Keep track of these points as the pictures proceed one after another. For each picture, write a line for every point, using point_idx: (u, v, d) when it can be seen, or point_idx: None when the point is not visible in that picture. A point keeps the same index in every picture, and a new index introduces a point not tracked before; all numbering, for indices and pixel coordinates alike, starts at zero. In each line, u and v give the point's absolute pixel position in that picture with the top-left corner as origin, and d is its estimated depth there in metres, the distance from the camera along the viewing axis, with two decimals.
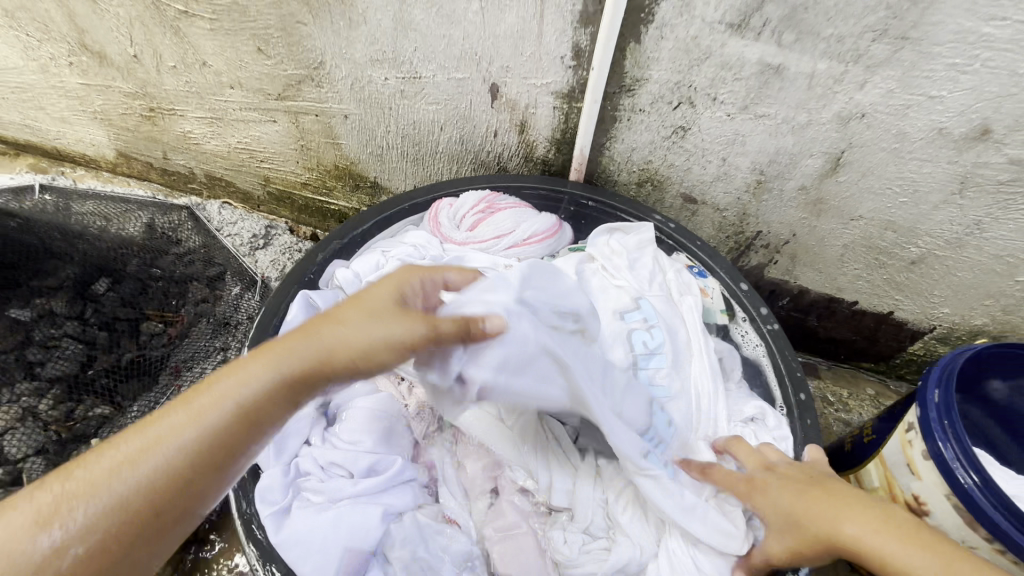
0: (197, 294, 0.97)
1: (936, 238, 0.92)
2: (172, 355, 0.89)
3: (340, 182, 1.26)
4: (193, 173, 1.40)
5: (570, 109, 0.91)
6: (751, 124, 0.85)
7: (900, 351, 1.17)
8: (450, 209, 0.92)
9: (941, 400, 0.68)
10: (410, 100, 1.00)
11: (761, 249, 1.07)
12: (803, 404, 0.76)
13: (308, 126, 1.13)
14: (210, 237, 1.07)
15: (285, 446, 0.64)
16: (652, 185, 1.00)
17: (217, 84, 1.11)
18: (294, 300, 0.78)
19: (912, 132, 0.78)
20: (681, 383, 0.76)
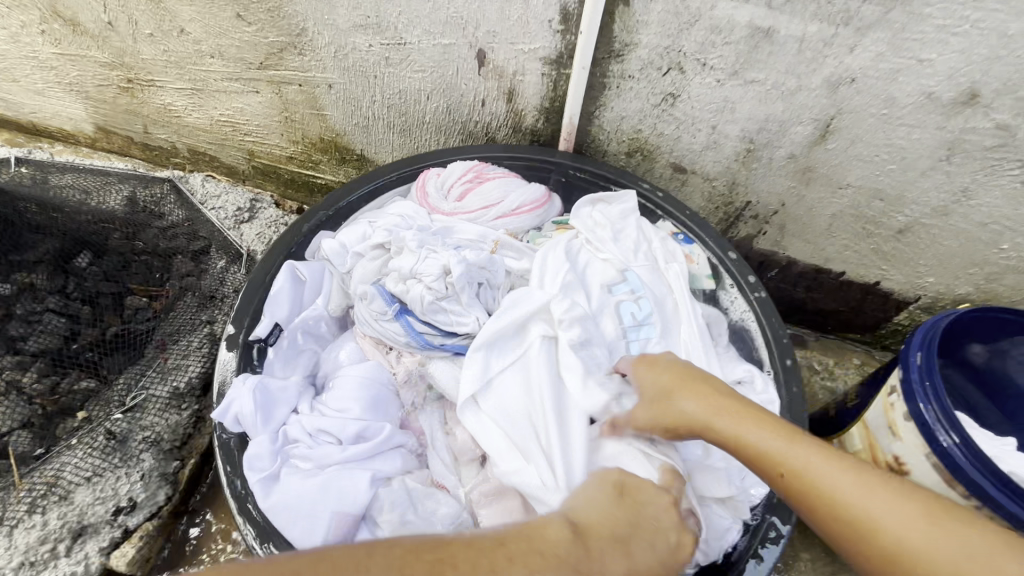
0: (182, 268, 0.95)
1: (923, 206, 0.93)
2: (158, 328, 0.88)
3: (326, 156, 1.24)
4: (176, 147, 1.37)
5: (559, 76, 0.90)
6: (741, 91, 0.84)
7: (885, 321, 1.19)
8: (438, 179, 0.91)
9: (923, 362, 0.69)
10: (395, 67, 0.98)
11: (750, 220, 1.07)
12: (789, 369, 0.78)
13: (292, 96, 1.10)
14: (194, 211, 1.05)
15: (272, 414, 0.64)
16: (642, 155, 1.00)
17: (196, 52, 1.08)
18: (280, 271, 0.76)
19: (901, 97, 0.78)
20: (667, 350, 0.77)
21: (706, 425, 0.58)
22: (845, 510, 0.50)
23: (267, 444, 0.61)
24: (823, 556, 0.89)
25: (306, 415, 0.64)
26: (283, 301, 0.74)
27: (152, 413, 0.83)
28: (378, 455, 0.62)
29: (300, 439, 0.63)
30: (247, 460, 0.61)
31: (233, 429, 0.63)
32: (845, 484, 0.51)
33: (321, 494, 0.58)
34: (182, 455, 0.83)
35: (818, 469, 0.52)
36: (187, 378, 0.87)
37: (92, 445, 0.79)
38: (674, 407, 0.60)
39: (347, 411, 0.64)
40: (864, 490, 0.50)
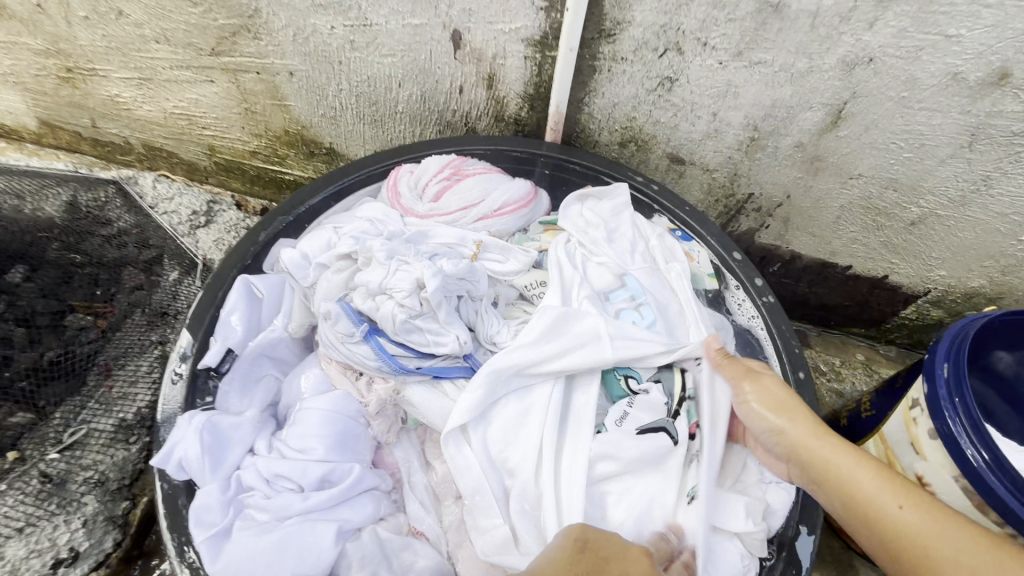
0: (132, 280, 0.86)
1: (940, 197, 0.86)
2: (102, 351, 0.79)
3: (293, 150, 1.14)
4: (129, 143, 1.25)
5: (544, 59, 0.80)
6: (746, 73, 0.76)
7: (892, 315, 1.13)
8: (411, 177, 0.82)
9: (950, 375, 0.62)
10: (362, 52, 0.88)
11: (752, 213, 0.99)
12: (802, 382, 0.71)
13: (250, 85, 1.00)
14: (144, 215, 0.94)
15: (222, 457, 0.56)
16: (636, 145, 0.91)
17: (140, 37, 0.96)
18: (233, 286, 0.68)
19: (923, 77, 0.70)
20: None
21: (783, 446, 0.58)
22: (915, 541, 0.48)
23: (217, 494, 0.53)
24: (835, 573, 0.84)
25: (262, 457, 0.56)
26: (236, 324, 0.65)
27: (95, 451, 0.72)
28: (345, 503, 0.55)
29: (255, 486, 0.55)
30: (193, 514, 0.53)
31: (178, 476, 0.55)
32: (911, 520, 0.49)
33: (279, 554, 0.50)
34: (134, 494, 0.72)
35: (884, 503, 0.51)
36: (135, 407, 0.77)
37: (23, 492, 0.68)
38: (750, 407, 0.60)
39: (310, 452, 0.56)
40: (933, 526, 0.48)
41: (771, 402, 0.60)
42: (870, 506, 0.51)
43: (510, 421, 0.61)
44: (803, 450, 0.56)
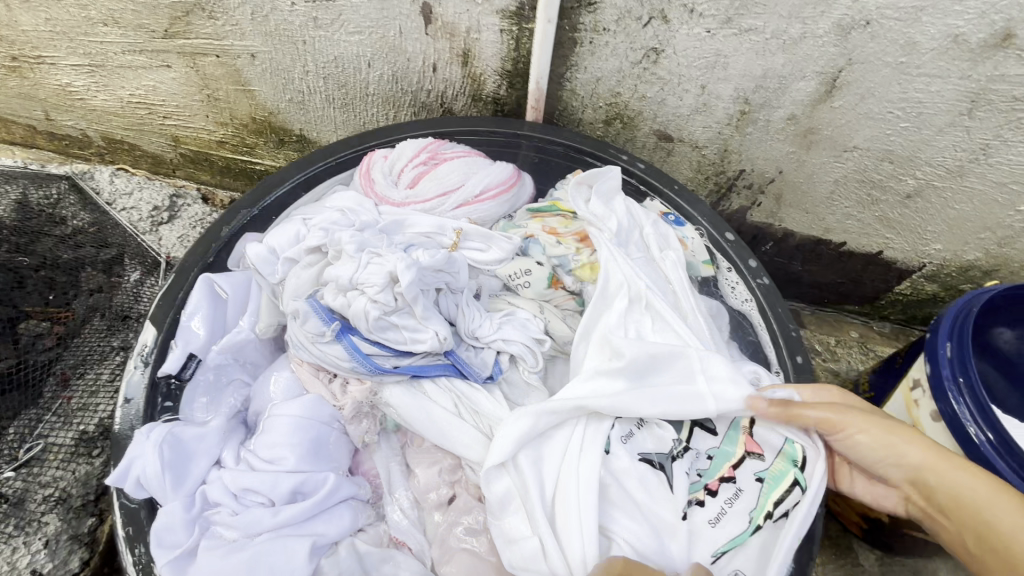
0: (91, 282, 0.80)
1: (937, 168, 0.82)
2: (58, 360, 0.74)
3: (262, 138, 1.08)
4: (88, 135, 1.18)
5: (521, 31, 0.75)
6: (736, 42, 0.71)
7: (886, 292, 1.11)
8: (385, 162, 0.77)
9: (955, 354, 0.60)
10: (326, 30, 0.82)
11: (744, 191, 0.95)
12: (800, 368, 0.67)
13: (210, 70, 0.94)
14: (100, 212, 0.88)
15: (185, 472, 0.52)
16: (621, 123, 0.87)
17: (86, 20, 0.90)
18: (196, 285, 0.63)
19: (922, 41, 0.66)
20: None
21: (899, 471, 0.51)
22: None
23: (179, 513, 0.49)
24: (834, 558, 0.82)
25: (229, 470, 0.52)
26: (198, 326, 0.61)
27: (53, 467, 0.68)
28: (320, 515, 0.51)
29: (221, 502, 0.51)
30: (155, 535, 0.49)
31: (137, 495, 0.51)
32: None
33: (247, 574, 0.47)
34: (100, 511, 0.68)
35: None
36: (98, 417, 0.72)
37: None
38: (850, 444, 0.53)
39: (280, 462, 0.52)
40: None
41: (873, 427, 0.53)
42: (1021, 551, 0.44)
43: (539, 448, 0.57)
44: (937, 489, 0.49)
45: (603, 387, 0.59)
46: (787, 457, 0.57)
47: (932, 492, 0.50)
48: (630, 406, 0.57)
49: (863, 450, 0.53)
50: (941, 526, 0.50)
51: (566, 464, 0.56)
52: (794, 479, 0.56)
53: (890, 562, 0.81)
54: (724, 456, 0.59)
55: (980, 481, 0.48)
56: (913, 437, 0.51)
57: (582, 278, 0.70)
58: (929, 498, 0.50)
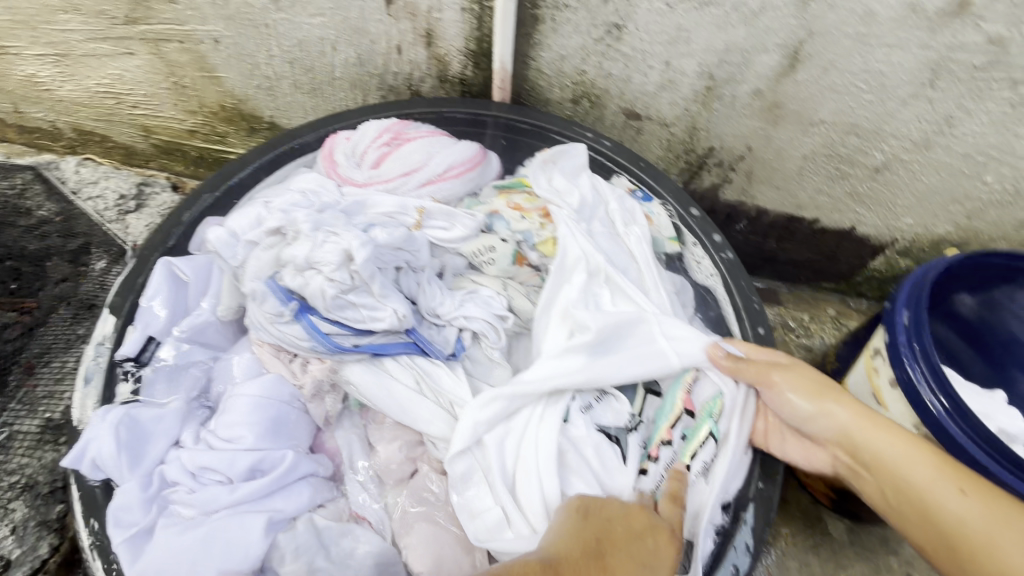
0: (57, 272, 0.80)
1: (903, 140, 0.83)
2: (24, 349, 0.74)
3: (232, 127, 1.07)
4: (58, 128, 1.17)
5: (482, 10, 0.75)
6: (697, 15, 0.71)
7: (861, 268, 1.12)
8: (348, 143, 0.77)
9: (910, 321, 0.60)
10: (288, 12, 0.81)
11: (715, 168, 0.95)
12: (762, 339, 0.68)
13: (175, 56, 0.93)
14: (66, 203, 0.88)
15: (142, 452, 0.52)
16: (589, 101, 0.87)
17: (47, 8, 0.88)
18: (155, 268, 0.63)
19: (881, 10, 0.66)
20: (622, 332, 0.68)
21: (833, 429, 0.58)
22: (952, 520, 0.50)
23: (136, 493, 0.49)
24: (804, 528, 0.83)
25: (187, 450, 0.52)
26: (158, 309, 0.61)
27: (20, 454, 0.68)
28: (279, 489, 0.51)
29: (179, 481, 0.51)
30: (111, 515, 0.49)
31: (94, 476, 0.51)
32: (964, 511, 0.50)
33: (204, 550, 0.47)
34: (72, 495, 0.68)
35: (941, 494, 0.52)
36: (63, 405, 0.72)
37: None
38: (789, 408, 0.59)
39: (239, 440, 0.52)
40: (990, 521, 0.49)
41: (812, 388, 0.59)
42: (925, 494, 0.52)
43: (503, 419, 0.57)
44: (862, 442, 0.56)
45: (569, 364, 0.59)
46: (705, 411, 0.60)
47: (857, 444, 0.56)
48: (593, 380, 0.58)
49: (804, 410, 0.58)
50: (860, 477, 0.57)
51: (527, 433, 0.57)
52: (707, 430, 0.59)
53: (859, 531, 0.82)
54: (663, 416, 0.60)
55: (897, 437, 0.55)
56: (838, 397, 0.59)
57: (545, 252, 0.70)
58: (854, 451, 0.57)
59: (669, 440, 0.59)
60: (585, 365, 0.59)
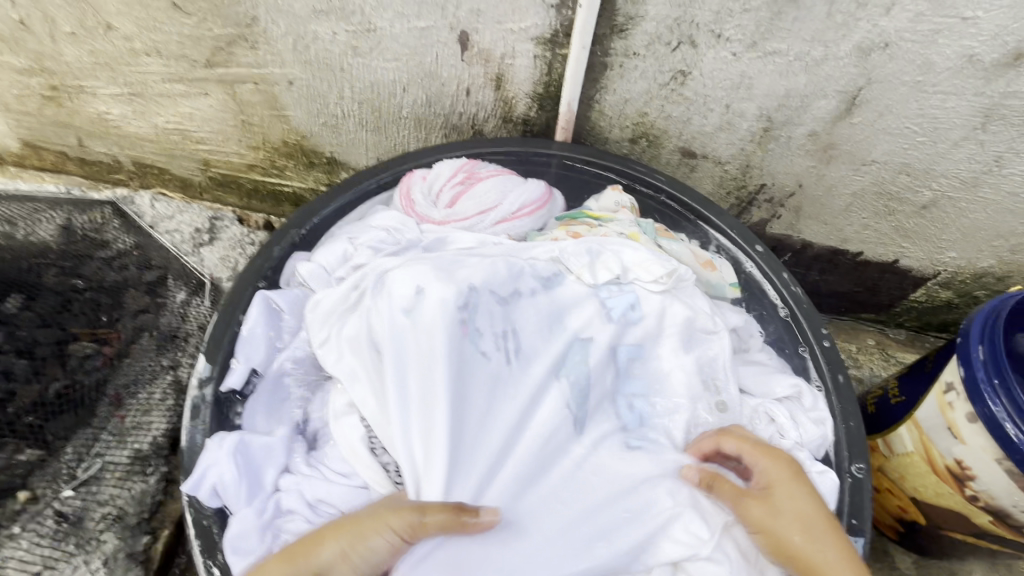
0: (135, 303, 0.84)
1: (952, 179, 0.86)
2: (110, 381, 0.79)
3: (291, 161, 1.09)
4: (119, 161, 1.20)
5: (554, 57, 0.79)
6: (760, 64, 0.75)
7: (901, 299, 1.12)
8: (424, 182, 0.81)
9: (988, 357, 0.62)
10: (365, 57, 0.85)
11: (764, 204, 0.98)
12: (842, 386, 0.71)
13: (247, 96, 0.96)
14: (144, 234, 0.92)
15: (259, 482, 0.61)
16: (648, 141, 0.90)
17: (130, 51, 0.93)
18: (252, 302, 0.69)
19: (939, 61, 0.70)
20: (660, 370, 0.70)
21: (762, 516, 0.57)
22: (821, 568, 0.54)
23: (252, 520, 0.58)
24: (874, 562, 0.85)
25: (304, 481, 0.61)
26: (258, 341, 0.67)
27: (111, 485, 0.74)
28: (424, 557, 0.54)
29: (297, 510, 0.60)
30: (229, 545, 0.57)
31: (212, 502, 0.60)
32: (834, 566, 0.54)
33: None
34: (153, 529, 0.74)
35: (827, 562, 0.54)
36: (151, 436, 0.78)
37: (39, 533, 0.70)
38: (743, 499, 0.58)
39: (352, 476, 0.61)
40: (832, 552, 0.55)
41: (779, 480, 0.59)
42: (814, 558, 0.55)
43: (525, 270, 0.70)
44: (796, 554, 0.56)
45: (355, 253, 0.73)
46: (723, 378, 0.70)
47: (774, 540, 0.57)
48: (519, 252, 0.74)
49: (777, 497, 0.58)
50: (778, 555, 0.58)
51: (566, 249, 0.74)
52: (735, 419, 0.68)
53: (926, 564, 0.83)
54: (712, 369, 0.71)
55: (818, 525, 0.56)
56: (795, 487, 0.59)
57: None
58: (762, 546, 0.57)
59: (712, 267, 0.80)
60: (580, 242, 0.74)
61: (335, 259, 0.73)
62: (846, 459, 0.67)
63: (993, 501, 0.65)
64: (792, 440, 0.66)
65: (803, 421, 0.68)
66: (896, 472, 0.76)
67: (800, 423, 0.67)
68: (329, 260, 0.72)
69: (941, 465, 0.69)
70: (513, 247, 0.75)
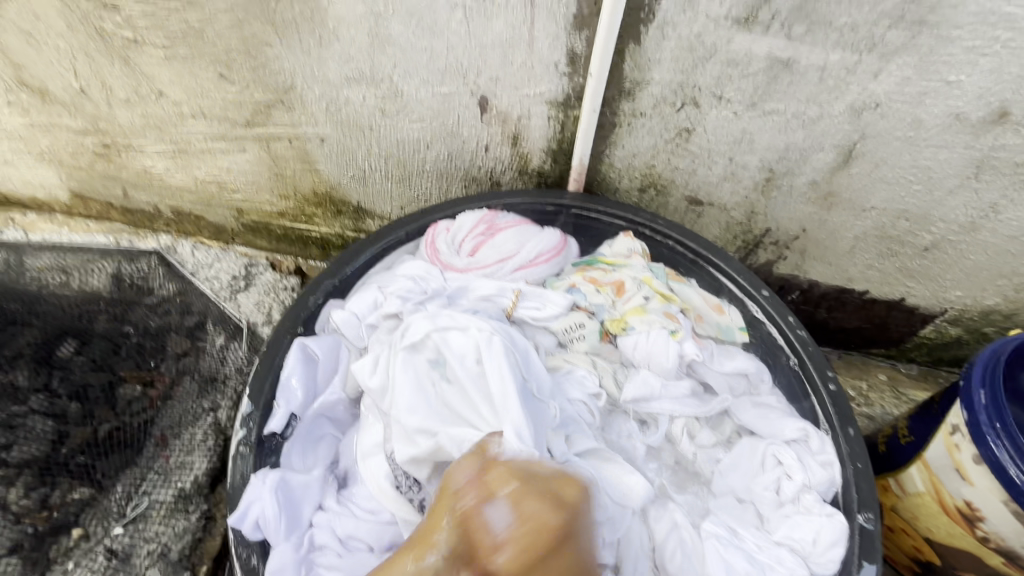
0: (177, 347, 0.91)
1: (951, 224, 0.89)
2: (156, 422, 0.85)
3: (320, 209, 1.16)
4: (159, 210, 1.29)
5: (567, 117, 0.85)
6: (760, 121, 0.80)
7: (911, 336, 1.14)
8: (448, 234, 0.87)
9: (989, 400, 0.65)
10: (392, 118, 0.92)
11: (770, 246, 1.02)
12: (853, 439, 0.73)
13: (282, 152, 1.04)
14: (185, 280, 0.98)
15: (297, 518, 0.66)
16: (656, 189, 0.95)
17: (177, 114, 1.02)
18: (290, 348, 0.74)
19: (928, 118, 0.75)
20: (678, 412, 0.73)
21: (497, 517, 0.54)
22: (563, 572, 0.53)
23: (290, 555, 0.62)
24: None
25: (336, 517, 0.67)
26: (296, 388, 0.71)
27: (157, 522, 0.78)
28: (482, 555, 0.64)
29: (328, 544, 0.65)
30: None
31: (254, 535, 0.63)
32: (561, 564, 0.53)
33: None
34: (193, 565, 0.77)
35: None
36: (193, 475, 0.82)
37: (91, 569, 0.74)
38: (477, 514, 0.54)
39: (379, 514, 0.66)
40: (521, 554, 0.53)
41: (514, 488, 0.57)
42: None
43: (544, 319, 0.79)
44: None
45: (389, 300, 0.77)
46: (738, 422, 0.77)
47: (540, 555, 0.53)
48: (539, 297, 0.80)
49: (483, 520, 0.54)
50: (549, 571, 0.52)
51: (587, 296, 0.81)
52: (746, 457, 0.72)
53: None
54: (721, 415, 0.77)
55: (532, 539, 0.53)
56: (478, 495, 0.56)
57: (613, 329, 0.79)
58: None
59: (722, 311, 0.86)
60: (599, 291, 0.82)
61: (369, 310, 0.78)
62: (855, 505, 0.68)
63: (1003, 542, 0.66)
64: (802, 481, 0.69)
65: (810, 464, 0.70)
66: (909, 512, 0.78)
67: (807, 464, 0.70)
68: (362, 309, 0.78)
69: (952, 506, 0.71)
70: (537, 293, 0.81)
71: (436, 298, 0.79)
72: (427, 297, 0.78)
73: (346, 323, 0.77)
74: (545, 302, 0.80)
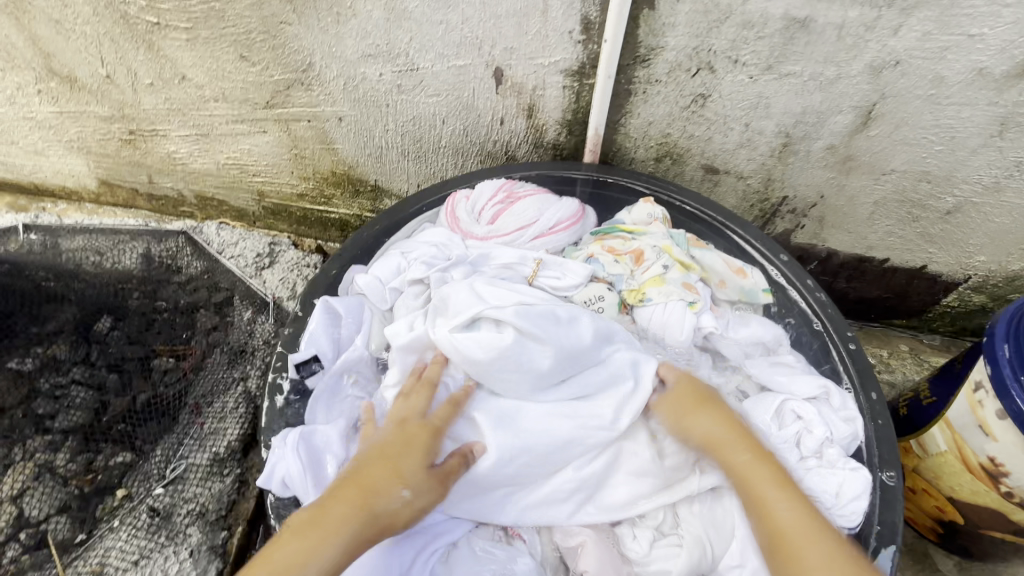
0: (207, 322, 0.95)
1: (975, 185, 0.88)
2: (189, 391, 0.88)
3: (339, 190, 1.19)
4: (183, 195, 1.32)
5: (582, 87, 0.86)
6: (777, 85, 0.80)
7: (933, 305, 1.13)
8: (467, 202, 0.88)
9: (1013, 355, 0.64)
10: (408, 94, 0.93)
11: (788, 215, 1.02)
12: (875, 404, 0.73)
13: (301, 133, 1.06)
14: (212, 259, 1.03)
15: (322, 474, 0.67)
16: (672, 159, 0.95)
17: (199, 98, 1.04)
18: (315, 310, 0.77)
19: (950, 75, 0.74)
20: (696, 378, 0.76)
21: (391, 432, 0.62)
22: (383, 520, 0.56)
23: None
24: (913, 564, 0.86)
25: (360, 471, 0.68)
26: (323, 346, 0.75)
27: (195, 484, 0.81)
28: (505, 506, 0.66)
29: None
30: None
31: (284, 492, 0.66)
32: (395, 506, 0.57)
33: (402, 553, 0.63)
34: (230, 524, 0.80)
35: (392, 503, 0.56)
36: (226, 440, 0.86)
37: (135, 526, 0.78)
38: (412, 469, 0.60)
39: None
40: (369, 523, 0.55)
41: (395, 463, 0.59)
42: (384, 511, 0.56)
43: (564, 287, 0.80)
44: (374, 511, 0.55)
45: (411, 267, 0.80)
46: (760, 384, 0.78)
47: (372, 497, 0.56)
48: (559, 267, 0.82)
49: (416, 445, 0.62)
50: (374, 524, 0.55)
51: (605, 264, 0.82)
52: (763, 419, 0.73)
53: (969, 566, 0.84)
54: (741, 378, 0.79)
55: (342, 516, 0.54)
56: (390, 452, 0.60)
57: (631, 297, 0.80)
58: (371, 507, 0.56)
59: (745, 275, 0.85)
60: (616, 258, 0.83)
61: (392, 277, 0.80)
62: (877, 463, 0.70)
63: None
64: (822, 434, 0.69)
65: (829, 420, 0.71)
66: (932, 473, 0.78)
67: (828, 420, 0.70)
68: (385, 276, 0.80)
69: (976, 464, 0.71)
70: (555, 263, 0.82)
71: (457, 265, 0.80)
72: (448, 264, 0.80)
73: (369, 289, 0.79)
74: (565, 271, 0.81)
